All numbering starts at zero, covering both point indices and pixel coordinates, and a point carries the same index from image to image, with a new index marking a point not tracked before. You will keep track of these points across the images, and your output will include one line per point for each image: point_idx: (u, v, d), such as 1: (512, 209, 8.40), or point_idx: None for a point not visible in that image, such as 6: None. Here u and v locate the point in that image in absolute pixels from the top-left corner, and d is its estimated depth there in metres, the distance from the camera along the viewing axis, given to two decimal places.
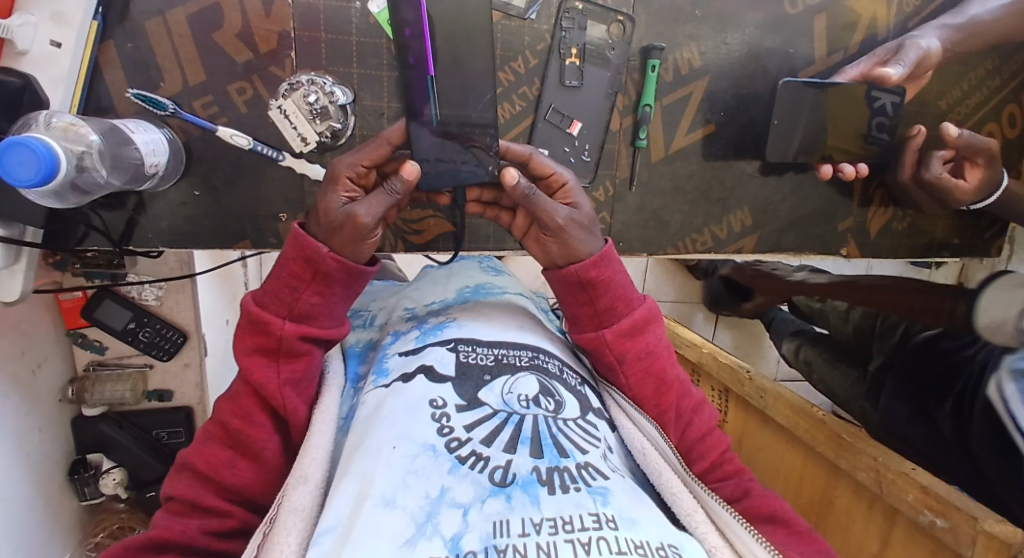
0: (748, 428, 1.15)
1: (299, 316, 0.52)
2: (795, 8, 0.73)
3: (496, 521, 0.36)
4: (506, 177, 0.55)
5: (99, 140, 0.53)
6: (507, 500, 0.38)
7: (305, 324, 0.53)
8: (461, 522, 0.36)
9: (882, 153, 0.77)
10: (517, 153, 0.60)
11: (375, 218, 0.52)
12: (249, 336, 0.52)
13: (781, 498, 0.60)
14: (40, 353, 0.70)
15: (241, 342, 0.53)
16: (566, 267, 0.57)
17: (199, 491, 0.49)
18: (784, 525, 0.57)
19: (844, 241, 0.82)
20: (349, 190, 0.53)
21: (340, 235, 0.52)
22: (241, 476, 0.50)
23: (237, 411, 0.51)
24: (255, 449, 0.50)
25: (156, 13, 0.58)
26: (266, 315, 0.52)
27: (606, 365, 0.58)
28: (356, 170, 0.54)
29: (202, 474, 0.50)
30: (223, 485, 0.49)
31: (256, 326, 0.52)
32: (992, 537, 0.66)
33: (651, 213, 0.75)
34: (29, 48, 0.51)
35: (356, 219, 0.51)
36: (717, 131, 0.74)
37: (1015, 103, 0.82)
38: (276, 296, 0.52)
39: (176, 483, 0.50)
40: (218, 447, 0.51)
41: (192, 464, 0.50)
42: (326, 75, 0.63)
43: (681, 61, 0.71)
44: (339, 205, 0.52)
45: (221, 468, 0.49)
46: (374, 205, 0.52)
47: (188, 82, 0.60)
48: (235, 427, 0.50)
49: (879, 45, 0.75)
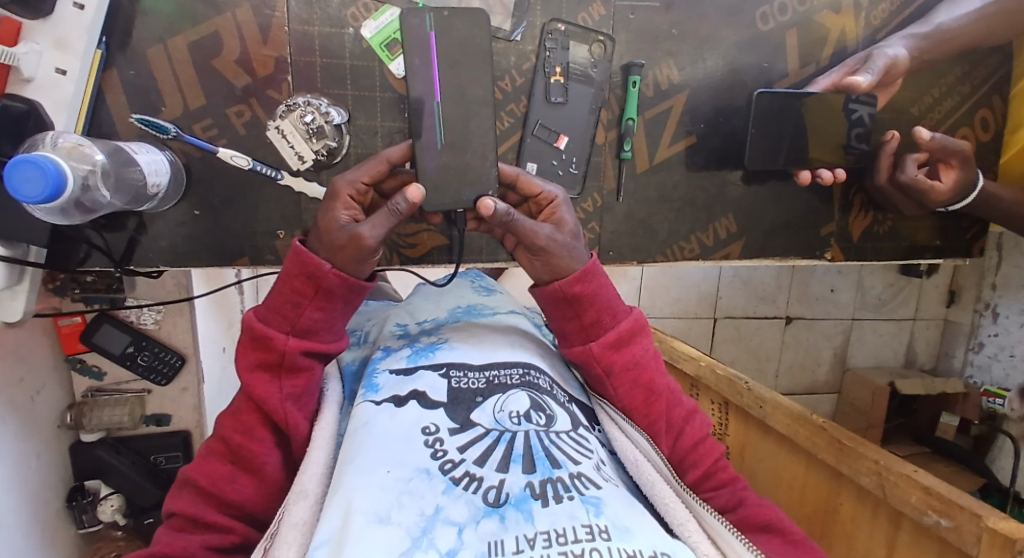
0: (749, 440, 1.14)
1: (302, 332, 0.54)
2: (768, 25, 0.77)
3: (491, 540, 0.37)
4: (483, 207, 0.57)
5: (104, 160, 0.55)
6: (501, 519, 0.39)
7: (306, 339, 0.54)
8: (455, 539, 0.37)
9: (859, 160, 0.80)
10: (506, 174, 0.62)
11: (378, 237, 0.53)
12: (252, 352, 0.53)
13: (777, 507, 0.60)
14: (38, 378, 0.72)
15: (243, 358, 0.53)
16: (551, 283, 0.59)
17: (200, 506, 0.49)
18: (779, 533, 0.57)
19: (828, 246, 0.84)
20: (349, 209, 0.55)
21: (342, 254, 0.54)
22: (242, 492, 0.50)
23: (239, 426, 0.52)
24: (255, 463, 0.51)
25: (157, 41, 0.60)
26: (269, 330, 0.53)
27: (594, 378, 0.60)
28: (356, 188, 0.56)
29: (204, 489, 0.50)
30: (224, 500, 0.50)
31: (259, 343, 0.53)
32: (997, 534, 0.66)
33: (639, 222, 0.77)
34: (34, 75, 0.53)
35: (359, 239, 0.53)
36: (699, 142, 0.77)
37: (987, 108, 0.86)
38: (279, 312, 0.54)
39: (177, 499, 0.51)
40: (220, 462, 0.51)
41: (193, 479, 0.51)
42: (322, 96, 0.65)
43: (661, 77, 0.74)
44: (343, 224, 0.54)
45: (222, 483, 0.50)
46: (377, 225, 0.54)
47: (188, 106, 0.62)
48: (237, 442, 0.51)
49: (848, 56, 0.79)
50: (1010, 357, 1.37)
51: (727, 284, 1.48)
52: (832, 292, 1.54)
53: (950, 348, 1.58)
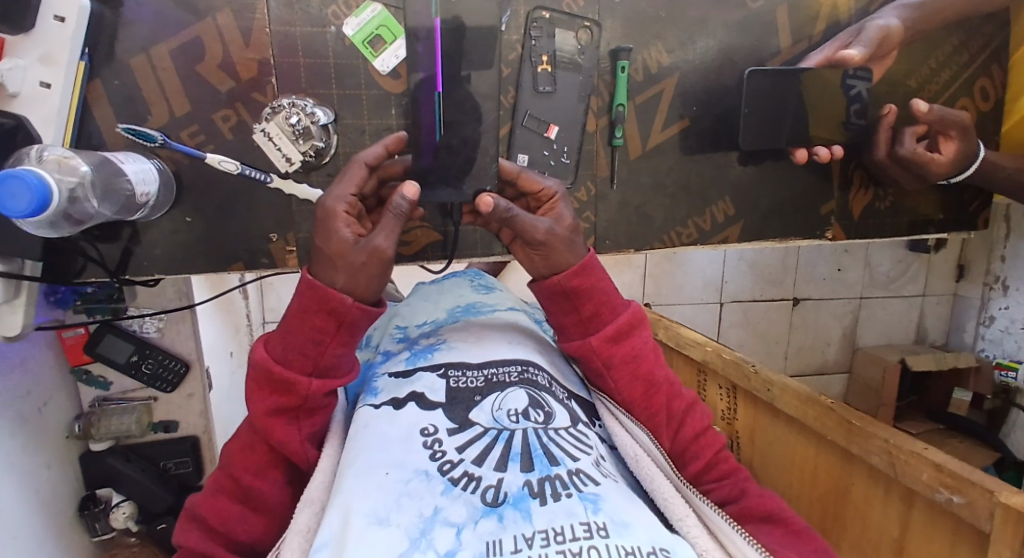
0: (759, 425, 1.14)
1: (323, 370, 0.53)
2: (757, 2, 0.75)
3: (490, 540, 0.37)
4: (483, 202, 0.56)
5: (89, 171, 0.54)
6: (499, 519, 0.38)
7: (327, 377, 0.54)
8: (454, 540, 0.37)
9: (857, 137, 0.79)
10: (507, 170, 0.62)
11: (394, 245, 0.53)
12: (270, 394, 0.52)
13: (778, 497, 0.60)
14: (45, 392, 0.72)
15: (260, 401, 0.52)
16: (550, 278, 0.58)
17: (210, 545, 0.51)
18: (782, 524, 0.57)
19: (828, 225, 0.83)
20: (349, 225, 0.54)
21: (365, 274, 0.53)
22: (252, 531, 0.52)
23: (251, 465, 0.53)
24: (266, 504, 0.53)
25: (139, 50, 0.60)
26: (290, 374, 0.52)
27: (594, 371, 0.59)
28: (347, 201, 0.55)
29: (213, 528, 0.52)
30: (234, 539, 0.52)
31: (278, 385, 0.52)
32: (1010, 509, 0.65)
33: (634, 209, 0.77)
34: (20, 90, 0.53)
35: (379, 251, 0.52)
36: (691, 125, 0.76)
37: (987, 76, 0.84)
38: (300, 352, 0.53)
39: (186, 534, 0.52)
40: (230, 501, 0.52)
41: (201, 514, 0.52)
42: (307, 97, 0.65)
43: (650, 61, 0.73)
44: (355, 244, 0.53)
45: (233, 523, 0.52)
46: (389, 232, 0.53)
47: (174, 113, 0.62)
48: (247, 483, 0.52)
49: (841, 31, 0.77)
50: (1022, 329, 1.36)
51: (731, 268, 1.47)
52: (839, 272, 1.52)
53: (961, 323, 1.56)
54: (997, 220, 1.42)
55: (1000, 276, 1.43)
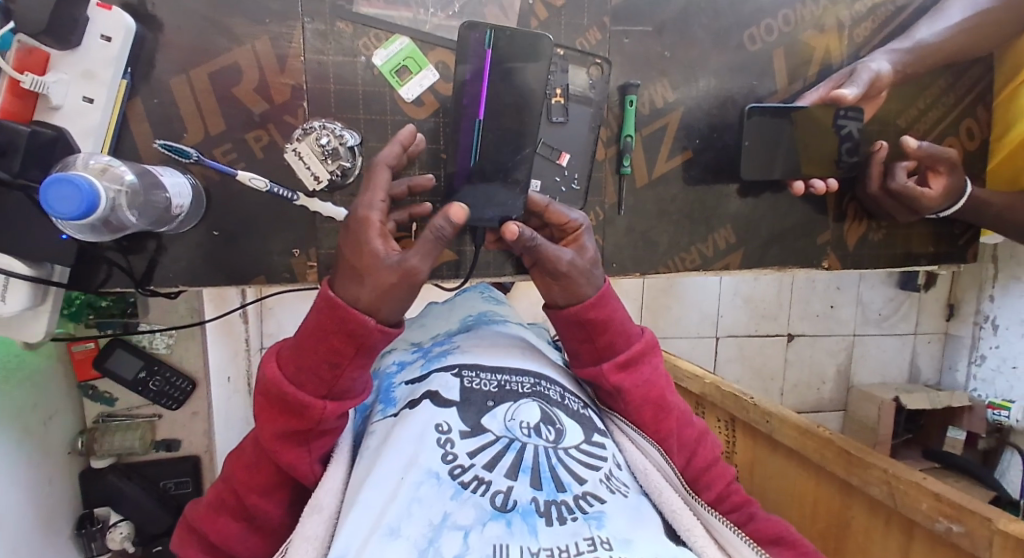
0: (757, 457, 1.14)
1: (339, 394, 0.51)
2: (755, 46, 0.81)
3: (496, 544, 0.39)
4: (508, 231, 0.55)
5: (134, 180, 0.57)
6: (507, 524, 0.40)
7: (342, 399, 0.52)
8: (461, 544, 0.38)
9: (849, 171, 0.83)
10: (535, 202, 0.63)
11: (428, 268, 0.50)
12: (280, 418, 0.50)
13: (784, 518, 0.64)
14: (51, 404, 0.72)
15: (270, 422, 0.51)
16: (566, 308, 0.59)
17: None
18: (789, 546, 0.61)
19: (824, 254, 0.86)
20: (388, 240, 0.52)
21: (394, 294, 0.50)
22: (251, 549, 0.53)
23: (253, 486, 0.52)
24: (266, 523, 0.53)
25: (179, 71, 0.64)
26: (304, 397, 0.49)
27: (606, 396, 0.61)
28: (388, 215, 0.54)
29: (214, 542, 0.53)
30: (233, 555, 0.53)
31: (290, 408, 0.50)
32: (1008, 536, 0.66)
33: (640, 234, 0.80)
34: (62, 103, 0.56)
35: (411, 271, 0.49)
36: (695, 157, 0.80)
37: (971, 117, 0.90)
38: (315, 374, 0.50)
39: (186, 547, 0.53)
40: (229, 519, 0.53)
41: (203, 529, 0.53)
42: (336, 121, 0.68)
43: (656, 96, 0.78)
44: (390, 259, 0.50)
45: (233, 542, 0.52)
46: (426, 253, 0.51)
47: (209, 132, 0.65)
48: (250, 502, 0.52)
49: (833, 73, 0.82)
50: (1013, 368, 1.40)
51: (728, 300, 1.49)
52: (832, 309, 1.55)
53: (953, 361, 1.59)
54: (985, 259, 1.47)
55: (990, 313, 1.47)
